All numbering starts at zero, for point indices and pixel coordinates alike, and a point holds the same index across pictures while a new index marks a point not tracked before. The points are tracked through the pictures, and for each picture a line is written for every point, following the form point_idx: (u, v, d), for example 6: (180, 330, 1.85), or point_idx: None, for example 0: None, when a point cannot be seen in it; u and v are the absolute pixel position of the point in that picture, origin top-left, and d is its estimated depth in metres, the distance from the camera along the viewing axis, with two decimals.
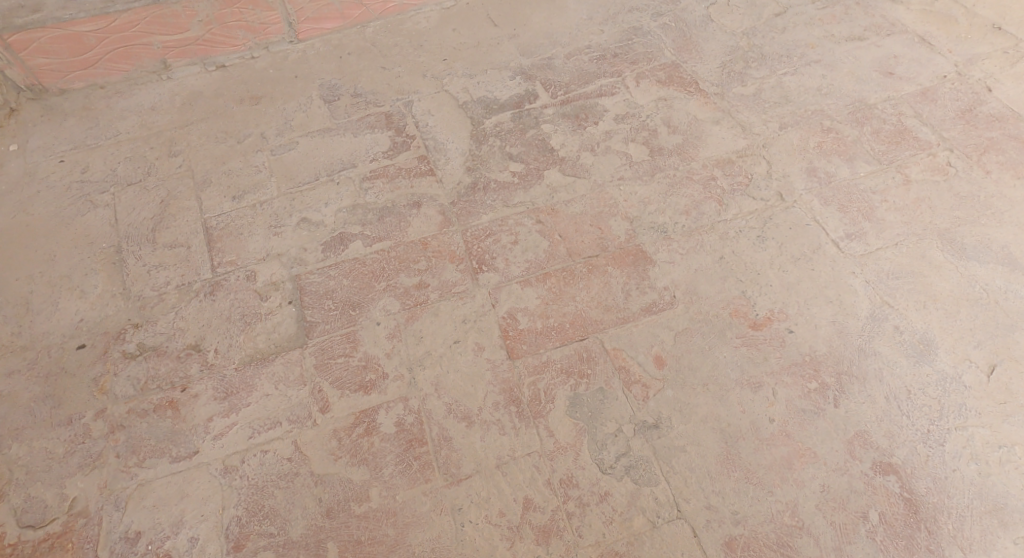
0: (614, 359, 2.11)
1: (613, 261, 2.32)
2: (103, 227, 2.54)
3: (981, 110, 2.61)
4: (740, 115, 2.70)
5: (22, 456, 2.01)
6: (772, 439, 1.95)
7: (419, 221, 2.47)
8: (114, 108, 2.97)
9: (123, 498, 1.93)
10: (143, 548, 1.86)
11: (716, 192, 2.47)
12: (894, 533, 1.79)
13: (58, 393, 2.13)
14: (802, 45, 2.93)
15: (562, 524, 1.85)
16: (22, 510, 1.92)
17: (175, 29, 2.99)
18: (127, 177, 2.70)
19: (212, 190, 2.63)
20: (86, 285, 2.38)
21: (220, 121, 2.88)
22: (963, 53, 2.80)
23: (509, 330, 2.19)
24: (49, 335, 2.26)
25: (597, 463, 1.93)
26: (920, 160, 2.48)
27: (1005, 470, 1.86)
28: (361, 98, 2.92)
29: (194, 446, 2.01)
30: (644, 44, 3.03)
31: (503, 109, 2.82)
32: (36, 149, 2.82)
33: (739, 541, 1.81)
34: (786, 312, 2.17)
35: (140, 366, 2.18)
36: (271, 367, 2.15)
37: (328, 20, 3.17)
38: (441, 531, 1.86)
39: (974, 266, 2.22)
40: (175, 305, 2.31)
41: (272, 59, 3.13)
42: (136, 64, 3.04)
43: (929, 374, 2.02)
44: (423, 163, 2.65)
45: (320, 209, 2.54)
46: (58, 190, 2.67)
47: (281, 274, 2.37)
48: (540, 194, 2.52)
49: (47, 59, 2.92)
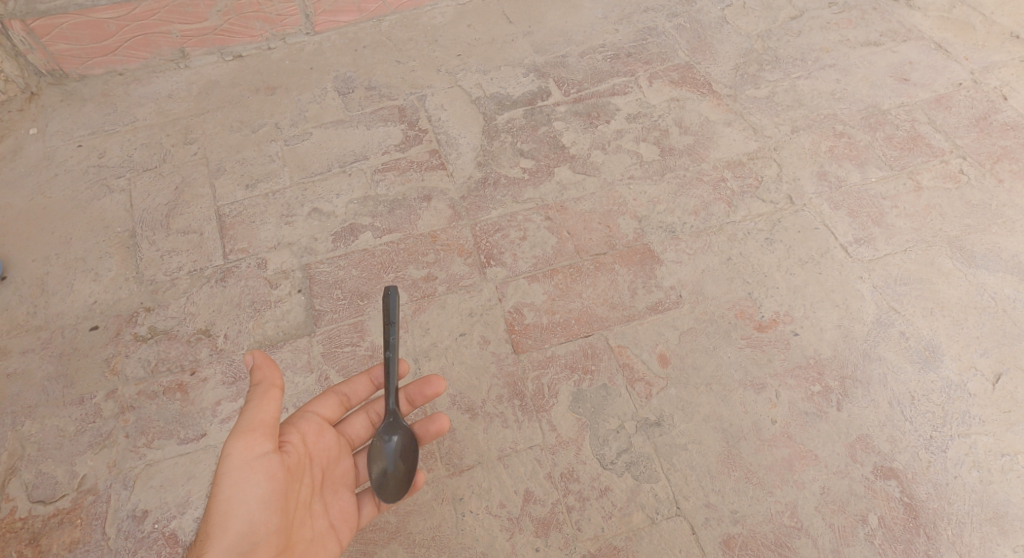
0: (618, 357, 2.12)
1: (621, 259, 2.33)
2: (118, 211, 2.58)
3: (996, 118, 2.60)
4: (752, 118, 2.70)
5: (33, 433, 2.05)
6: (773, 439, 1.95)
7: (429, 214, 2.49)
8: (132, 95, 3.01)
9: (131, 477, 1.97)
10: (149, 527, 1.89)
11: (725, 194, 2.47)
12: (893, 537, 1.79)
13: (70, 373, 2.17)
14: (816, 49, 2.93)
15: (562, 518, 1.87)
16: (33, 486, 1.96)
17: (193, 19, 3.02)
18: (143, 163, 2.74)
19: (226, 179, 2.66)
20: (101, 268, 2.42)
21: (235, 111, 2.91)
22: (979, 61, 2.79)
23: (515, 324, 2.20)
24: (63, 316, 2.30)
25: (598, 458, 1.95)
26: (931, 167, 2.48)
27: (1007, 478, 1.86)
28: (375, 91, 2.95)
29: (202, 429, 2.04)
30: (658, 44, 3.03)
31: (515, 106, 2.84)
32: (55, 133, 2.87)
33: (737, 539, 1.82)
34: (791, 315, 2.17)
35: (151, 349, 2.21)
36: (279, 353, 2.18)
37: (344, 13, 3.20)
38: (442, 521, 1.88)
39: (983, 275, 2.21)
40: (187, 290, 2.35)
41: (288, 50, 3.16)
42: (155, 52, 3.08)
43: (933, 381, 2.02)
44: (434, 157, 2.67)
45: (332, 200, 2.56)
46: (75, 174, 2.71)
47: (291, 263, 2.40)
48: (550, 191, 2.53)
49: (68, 46, 2.97)
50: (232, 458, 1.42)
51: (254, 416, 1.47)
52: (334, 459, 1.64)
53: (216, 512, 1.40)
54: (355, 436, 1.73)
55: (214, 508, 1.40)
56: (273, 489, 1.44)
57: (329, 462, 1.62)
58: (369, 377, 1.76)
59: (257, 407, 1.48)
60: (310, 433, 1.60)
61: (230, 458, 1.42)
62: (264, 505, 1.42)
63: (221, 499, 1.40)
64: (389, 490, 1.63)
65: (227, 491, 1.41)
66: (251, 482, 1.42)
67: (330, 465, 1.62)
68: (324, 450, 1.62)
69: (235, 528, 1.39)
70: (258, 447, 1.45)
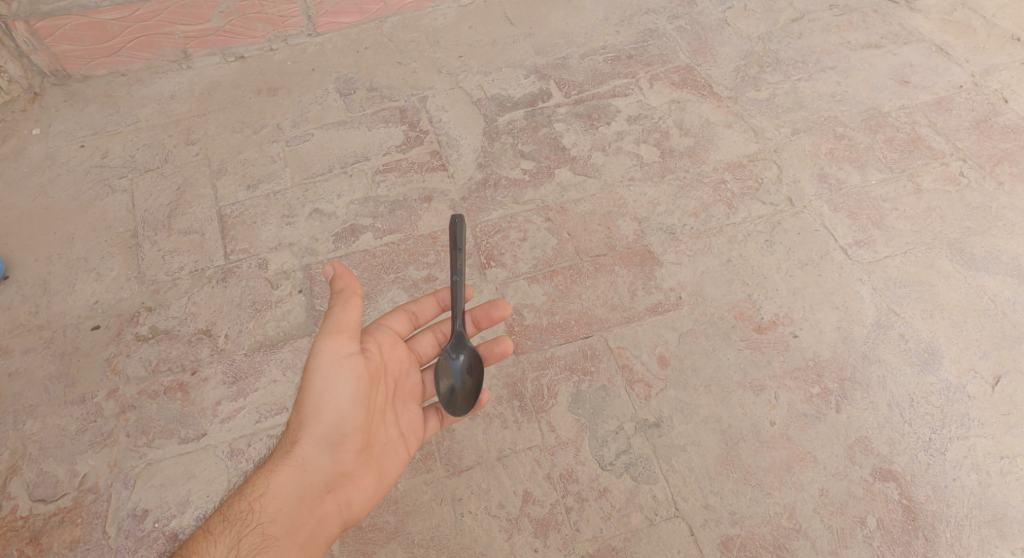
0: (617, 358, 2.13)
1: (621, 260, 2.34)
2: (120, 211, 2.59)
3: (996, 121, 2.60)
4: (752, 120, 2.70)
5: (35, 432, 2.06)
6: (772, 441, 1.96)
7: (430, 215, 2.50)
8: (135, 95, 3.02)
9: (132, 476, 1.97)
10: (149, 526, 1.89)
11: (725, 196, 2.48)
12: (892, 539, 1.79)
13: (72, 372, 2.18)
14: (817, 51, 2.93)
15: (560, 519, 1.87)
16: (34, 485, 1.97)
17: (195, 20, 3.03)
18: (145, 163, 2.75)
19: (227, 179, 2.67)
20: (102, 268, 2.43)
21: (237, 112, 2.92)
22: (980, 63, 2.79)
23: (515, 325, 2.21)
24: (64, 316, 2.31)
25: (598, 459, 1.95)
26: (932, 170, 2.48)
27: (1006, 480, 1.86)
28: (377, 93, 2.96)
29: (202, 428, 2.05)
30: (659, 46, 3.04)
31: (516, 107, 2.84)
32: (58, 133, 2.88)
33: (736, 541, 1.82)
34: (791, 316, 2.18)
35: (152, 349, 2.22)
36: (279, 354, 2.19)
37: (346, 14, 3.21)
38: (441, 521, 1.88)
39: (983, 277, 2.21)
40: (188, 290, 2.36)
41: (290, 52, 3.17)
42: (157, 53, 3.09)
43: (932, 383, 2.02)
44: (435, 158, 2.68)
45: (333, 200, 2.57)
46: (78, 174, 2.72)
47: (292, 264, 2.40)
48: (550, 192, 2.54)
49: (71, 46, 2.98)
50: (324, 357, 1.52)
51: (342, 318, 1.54)
52: (405, 372, 1.72)
53: (309, 401, 1.53)
54: (422, 354, 1.82)
55: (308, 398, 1.53)
56: (359, 388, 1.54)
57: (400, 376, 1.71)
58: (436, 299, 1.84)
59: (344, 310, 1.55)
60: (386, 344, 1.67)
61: (322, 355, 1.52)
62: (352, 403, 1.53)
63: (313, 391, 1.52)
64: (457, 404, 1.71)
65: (319, 384, 1.52)
66: (340, 380, 1.52)
67: (401, 378, 1.71)
68: (397, 361, 1.69)
69: (325, 418, 1.53)
70: (348, 347, 1.54)
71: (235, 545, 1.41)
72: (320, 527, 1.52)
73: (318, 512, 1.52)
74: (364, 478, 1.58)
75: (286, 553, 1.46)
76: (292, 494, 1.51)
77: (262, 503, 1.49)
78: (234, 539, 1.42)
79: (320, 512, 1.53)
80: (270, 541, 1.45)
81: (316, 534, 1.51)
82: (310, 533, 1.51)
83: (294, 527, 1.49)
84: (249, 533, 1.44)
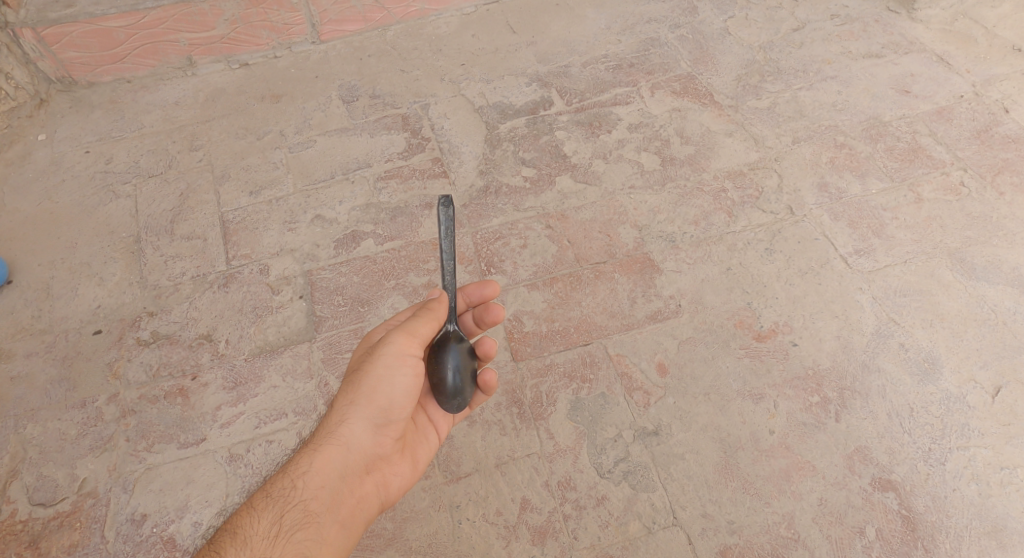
0: (617, 365, 2.13)
1: (621, 268, 2.34)
2: (124, 216, 2.61)
3: (997, 131, 2.60)
4: (753, 128, 2.71)
5: (35, 436, 2.07)
6: (772, 450, 1.95)
7: (431, 221, 2.51)
8: (139, 102, 3.04)
9: (131, 480, 1.98)
10: (148, 531, 1.90)
11: (726, 204, 2.48)
12: (891, 549, 1.79)
13: (73, 376, 2.19)
14: (818, 60, 2.94)
15: (558, 526, 1.87)
16: (34, 489, 1.98)
17: (201, 27, 3.05)
18: (149, 169, 2.76)
19: (231, 185, 2.69)
20: (105, 272, 2.44)
21: (241, 118, 2.94)
22: (981, 73, 2.79)
23: (514, 332, 2.21)
24: (67, 320, 2.32)
25: (596, 466, 1.95)
26: (932, 179, 2.48)
27: (1006, 492, 1.85)
28: (379, 100, 2.97)
29: (202, 433, 2.06)
30: (661, 55, 3.05)
31: (518, 115, 2.86)
32: (63, 139, 2.90)
33: (734, 550, 1.81)
34: (790, 325, 2.17)
35: (153, 353, 2.23)
36: (279, 359, 2.19)
37: (350, 22, 3.23)
38: (439, 527, 1.88)
39: (984, 287, 2.21)
40: (189, 296, 2.37)
41: (294, 59, 3.19)
42: (163, 60, 3.11)
43: (932, 393, 2.01)
44: (437, 165, 2.69)
45: (335, 207, 2.59)
46: (82, 179, 2.74)
47: (294, 269, 2.41)
48: (551, 200, 2.55)
49: (77, 53, 3.00)
50: (391, 349, 1.55)
51: (416, 323, 1.59)
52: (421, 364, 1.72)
53: (364, 384, 1.56)
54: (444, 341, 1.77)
55: (362, 383, 1.56)
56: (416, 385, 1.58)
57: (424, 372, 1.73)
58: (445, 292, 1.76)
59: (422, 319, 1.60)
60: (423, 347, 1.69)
61: (389, 346, 1.56)
62: (406, 393, 1.57)
63: (371, 375, 1.55)
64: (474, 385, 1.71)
65: (378, 372, 1.55)
66: (402, 375, 1.56)
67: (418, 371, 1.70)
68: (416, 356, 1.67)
69: (378, 402, 1.56)
70: (414, 350, 1.58)
71: (278, 519, 1.45)
72: (360, 506, 1.55)
73: (358, 491, 1.56)
74: (400, 464, 1.64)
75: (327, 529, 1.49)
76: (334, 471, 1.53)
77: (305, 480, 1.51)
78: (277, 515, 1.45)
79: (360, 493, 1.56)
80: (312, 518, 1.48)
81: (355, 513, 1.54)
82: (349, 512, 1.54)
83: (335, 505, 1.52)
84: (292, 509, 1.47)
